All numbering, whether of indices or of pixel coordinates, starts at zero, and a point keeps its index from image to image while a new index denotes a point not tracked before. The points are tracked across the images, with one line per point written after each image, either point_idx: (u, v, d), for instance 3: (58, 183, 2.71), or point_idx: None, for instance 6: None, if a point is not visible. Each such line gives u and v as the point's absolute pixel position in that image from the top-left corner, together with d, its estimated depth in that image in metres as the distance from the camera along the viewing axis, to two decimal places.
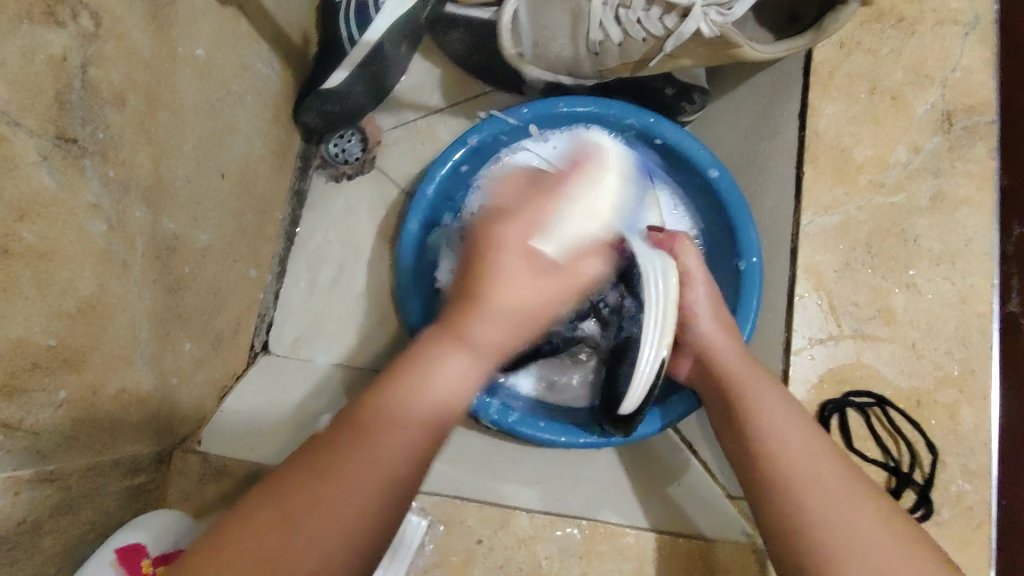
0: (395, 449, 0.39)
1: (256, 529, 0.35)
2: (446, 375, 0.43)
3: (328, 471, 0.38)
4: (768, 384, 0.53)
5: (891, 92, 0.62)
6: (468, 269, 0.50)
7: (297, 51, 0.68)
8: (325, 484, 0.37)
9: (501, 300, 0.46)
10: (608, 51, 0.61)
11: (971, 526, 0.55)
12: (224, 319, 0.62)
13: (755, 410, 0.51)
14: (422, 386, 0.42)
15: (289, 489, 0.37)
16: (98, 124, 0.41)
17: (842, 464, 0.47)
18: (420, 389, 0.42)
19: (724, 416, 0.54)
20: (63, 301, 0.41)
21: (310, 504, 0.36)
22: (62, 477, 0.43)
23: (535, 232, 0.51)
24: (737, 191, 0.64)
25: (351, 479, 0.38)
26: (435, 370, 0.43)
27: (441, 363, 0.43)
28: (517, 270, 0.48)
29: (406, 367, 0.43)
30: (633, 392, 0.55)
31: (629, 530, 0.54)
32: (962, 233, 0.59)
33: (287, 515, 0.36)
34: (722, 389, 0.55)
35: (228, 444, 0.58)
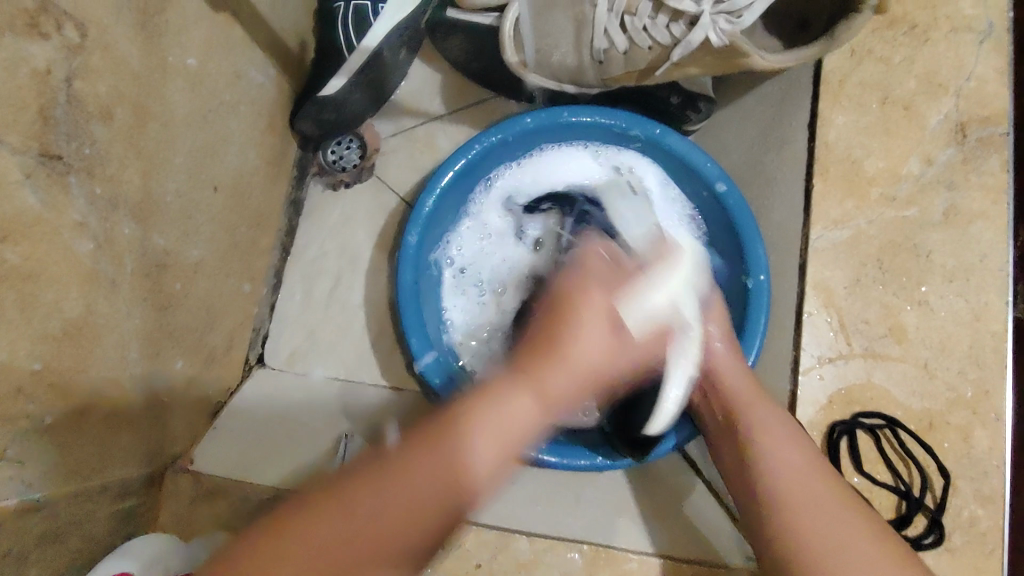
0: (425, 477, 0.37)
1: (303, 525, 0.35)
2: (519, 417, 0.41)
3: (390, 475, 0.37)
4: (767, 407, 0.53)
5: (904, 101, 0.60)
6: (546, 317, 0.50)
7: (293, 57, 0.67)
8: (380, 491, 0.37)
9: (580, 355, 0.45)
10: (613, 60, 0.59)
11: (984, 551, 0.53)
12: (217, 334, 0.61)
13: (755, 434, 0.52)
14: (495, 410, 0.40)
15: (341, 489, 0.37)
16: (84, 140, 0.40)
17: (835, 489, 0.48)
18: (488, 408, 0.40)
19: (726, 439, 0.55)
20: (48, 323, 0.39)
21: (364, 507, 0.36)
22: (48, 506, 0.41)
23: (622, 289, 0.49)
24: (744, 206, 0.63)
25: (409, 487, 0.37)
26: (509, 407, 0.41)
27: (513, 401, 0.41)
28: (599, 325, 0.47)
29: (476, 404, 0.40)
30: (658, 419, 0.54)
31: (632, 555, 0.53)
32: (976, 248, 0.58)
33: (309, 529, 0.35)
34: (721, 412, 0.56)
35: (221, 462, 0.56)
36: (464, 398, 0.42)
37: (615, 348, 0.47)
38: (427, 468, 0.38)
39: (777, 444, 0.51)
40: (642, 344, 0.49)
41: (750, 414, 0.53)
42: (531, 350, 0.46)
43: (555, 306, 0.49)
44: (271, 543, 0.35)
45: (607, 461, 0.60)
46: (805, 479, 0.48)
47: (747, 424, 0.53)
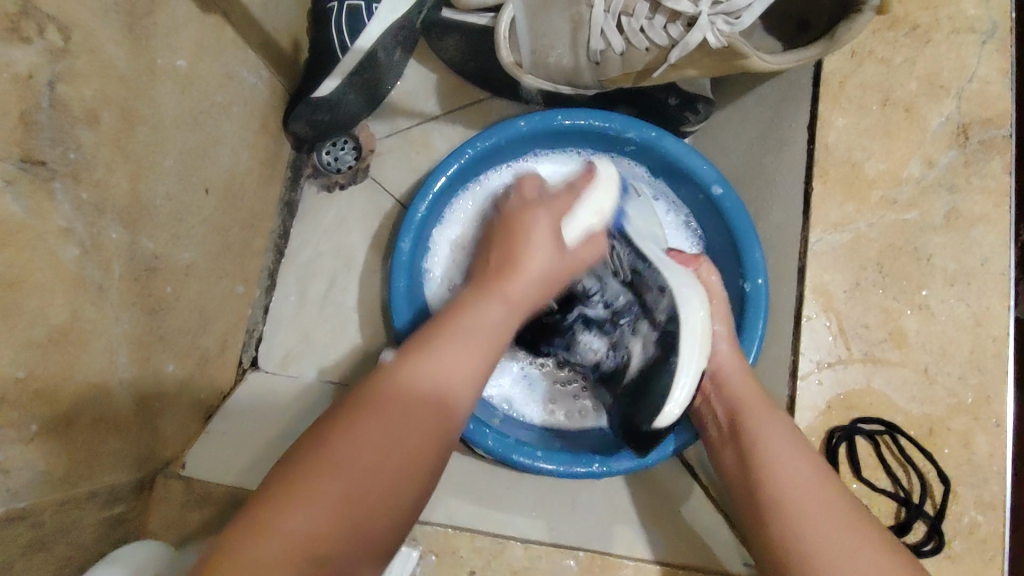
0: (404, 424, 0.42)
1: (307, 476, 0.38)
2: (490, 319, 0.48)
3: (366, 414, 0.41)
4: (772, 412, 0.53)
5: (905, 103, 0.59)
6: (499, 246, 0.54)
7: (287, 57, 0.66)
8: (372, 434, 0.40)
9: (532, 269, 0.52)
10: (609, 61, 0.59)
11: (985, 559, 0.52)
12: (210, 338, 0.60)
13: (760, 439, 0.51)
14: (465, 324, 0.47)
15: (332, 435, 0.40)
16: (69, 144, 0.39)
17: (840, 497, 0.47)
18: (461, 330, 0.47)
19: (731, 448, 0.54)
20: (32, 330, 0.38)
21: (360, 444, 0.40)
22: (33, 515, 0.41)
23: (563, 214, 0.56)
24: (741, 209, 0.62)
25: (395, 421, 0.42)
26: (479, 313, 0.48)
27: (481, 311, 0.49)
28: (545, 245, 0.53)
29: (439, 340, 0.46)
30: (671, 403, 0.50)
31: (627, 560, 0.52)
32: (977, 252, 0.57)
33: (313, 478, 0.38)
34: (726, 414, 0.55)
35: (213, 466, 0.56)
36: (434, 330, 0.47)
37: (559, 259, 0.53)
38: (404, 402, 0.43)
39: (780, 456, 0.50)
40: (579, 256, 0.56)
41: (756, 424, 0.52)
42: (490, 270, 0.53)
43: (507, 232, 0.55)
44: (284, 496, 0.37)
45: (602, 468, 0.59)
46: (812, 486, 0.48)
47: (752, 429, 0.52)
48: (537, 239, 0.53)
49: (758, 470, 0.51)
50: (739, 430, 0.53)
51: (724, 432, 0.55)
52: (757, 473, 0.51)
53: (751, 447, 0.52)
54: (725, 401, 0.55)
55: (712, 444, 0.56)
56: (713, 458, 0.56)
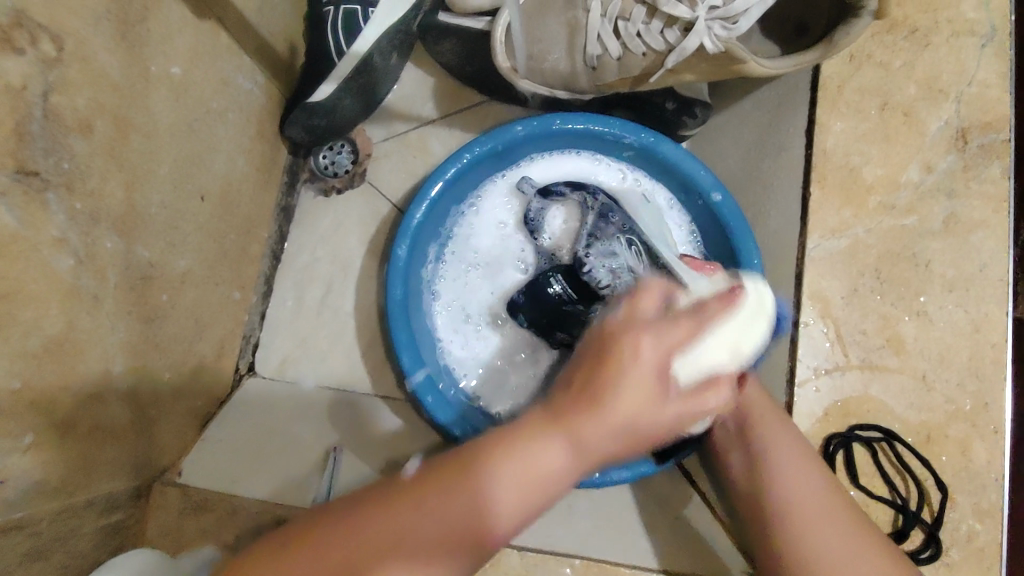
0: (446, 515, 0.37)
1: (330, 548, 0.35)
2: (548, 466, 0.37)
3: (407, 507, 0.37)
4: (775, 417, 0.52)
5: (903, 107, 0.59)
6: (580, 357, 0.40)
7: (283, 62, 0.66)
8: (407, 527, 0.36)
9: (619, 411, 0.36)
10: (606, 67, 0.58)
11: (982, 567, 0.52)
12: (207, 344, 0.60)
13: (762, 449, 0.51)
14: (518, 464, 0.37)
15: (374, 514, 0.37)
16: (63, 154, 0.39)
17: (842, 510, 0.47)
18: (514, 461, 0.37)
19: (737, 455, 0.54)
20: (27, 342, 0.38)
21: (395, 529, 0.36)
22: (31, 524, 0.41)
23: (674, 352, 0.37)
24: (739, 215, 0.62)
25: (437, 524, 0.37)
26: (537, 457, 0.37)
27: (543, 449, 0.37)
28: (639, 387, 0.36)
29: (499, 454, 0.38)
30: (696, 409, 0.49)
31: (624, 569, 0.52)
32: (976, 258, 0.57)
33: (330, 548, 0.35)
34: (731, 422, 0.55)
35: (210, 475, 0.55)
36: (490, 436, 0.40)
37: (642, 410, 0.36)
38: (449, 516, 0.37)
39: (782, 462, 0.50)
40: (694, 404, 0.38)
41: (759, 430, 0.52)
42: (566, 393, 0.38)
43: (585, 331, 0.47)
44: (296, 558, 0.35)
45: (600, 476, 0.59)
46: (814, 502, 0.48)
47: (757, 439, 0.52)
48: (643, 350, 0.37)
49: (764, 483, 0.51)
50: (745, 439, 0.53)
51: (731, 438, 0.55)
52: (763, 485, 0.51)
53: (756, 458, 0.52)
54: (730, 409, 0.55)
55: (720, 450, 0.57)
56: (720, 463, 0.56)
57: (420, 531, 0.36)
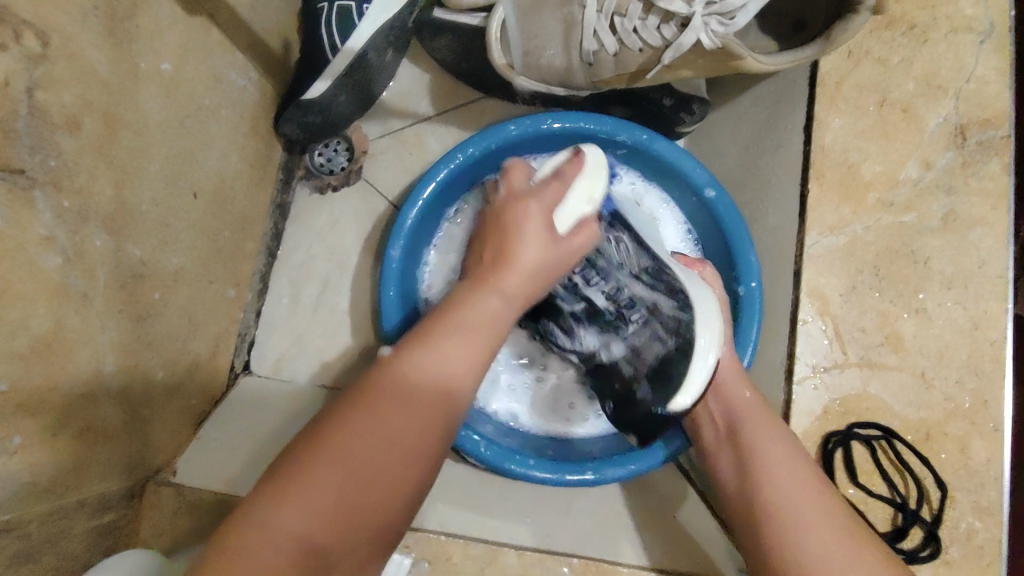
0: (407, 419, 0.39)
1: (308, 464, 0.36)
2: (482, 315, 0.45)
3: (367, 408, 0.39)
4: (767, 420, 0.52)
5: (902, 103, 0.59)
6: (489, 242, 0.52)
7: (277, 58, 0.65)
8: (380, 412, 0.39)
9: (524, 259, 0.49)
10: (603, 62, 0.58)
11: (981, 565, 0.52)
12: (200, 343, 0.59)
13: (757, 447, 0.51)
14: (462, 319, 0.45)
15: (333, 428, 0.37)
16: (49, 152, 0.38)
17: (836, 508, 0.47)
18: (463, 317, 0.45)
19: (728, 458, 0.53)
20: (14, 341, 0.38)
21: (373, 431, 0.38)
22: (20, 526, 0.40)
23: (552, 207, 0.52)
24: (735, 212, 0.62)
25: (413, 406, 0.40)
26: (477, 307, 0.45)
27: (479, 303, 0.46)
28: (534, 239, 0.49)
29: (440, 320, 0.45)
30: (693, 380, 0.49)
31: (622, 567, 0.52)
32: (975, 255, 0.56)
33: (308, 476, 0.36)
34: (723, 423, 0.55)
35: (205, 475, 0.55)
36: (432, 323, 0.45)
37: (546, 259, 0.50)
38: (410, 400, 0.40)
39: (774, 464, 0.49)
40: (573, 244, 0.52)
41: (752, 434, 0.52)
42: (481, 269, 0.50)
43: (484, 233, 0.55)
44: (274, 493, 0.35)
45: (597, 476, 0.58)
46: (808, 497, 0.47)
47: (751, 437, 0.52)
48: (528, 211, 0.51)
49: (755, 478, 0.50)
50: (737, 438, 0.53)
51: (722, 443, 0.54)
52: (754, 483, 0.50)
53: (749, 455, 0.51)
54: (721, 409, 0.55)
55: (706, 454, 0.56)
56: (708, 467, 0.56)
57: (393, 426, 0.39)
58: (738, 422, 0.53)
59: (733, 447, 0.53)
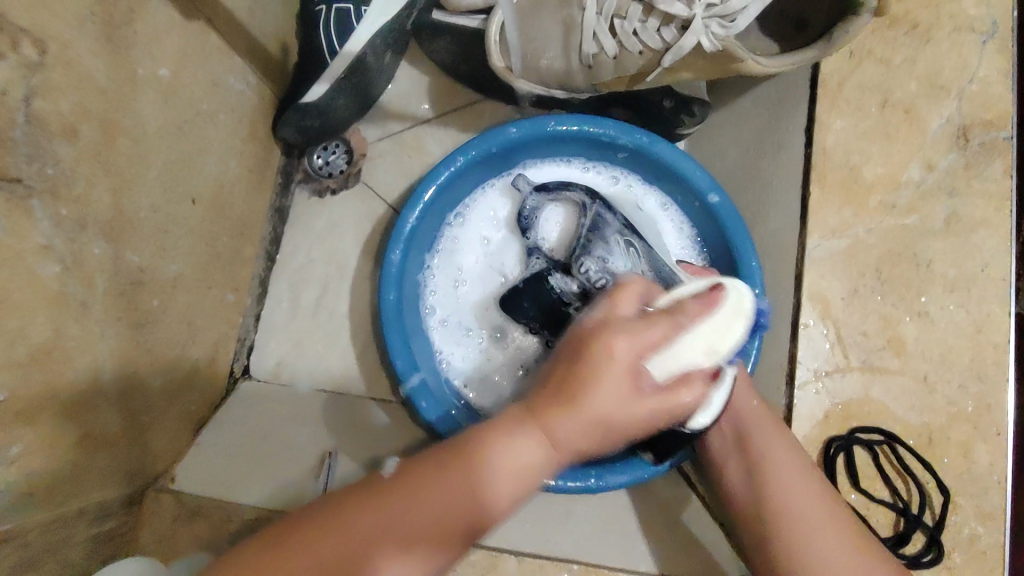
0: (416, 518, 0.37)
1: (313, 543, 0.36)
2: (523, 461, 0.37)
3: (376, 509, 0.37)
4: (774, 423, 0.52)
5: (904, 105, 0.58)
6: (562, 349, 0.39)
7: (276, 61, 0.65)
8: (397, 508, 0.37)
9: (596, 406, 0.35)
10: (602, 65, 0.57)
11: (985, 570, 0.52)
12: (200, 348, 0.59)
13: (763, 456, 0.51)
14: (495, 460, 0.37)
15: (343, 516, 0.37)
16: (46, 160, 0.38)
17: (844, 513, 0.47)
18: (493, 457, 0.37)
19: (735, 463, 0.54)
20: (12, 351, 0.38)
21: (378, 533, 0.36)
22: (18, 535, 0.40)
23: (654, 339, 0.36)
24: (737, 216, 0.61)
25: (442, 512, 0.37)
26: (513, 449, 0.36)
27: (517, 442, 0.37)
28: (614, 399, 0.35)
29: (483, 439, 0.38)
30: (712, 408, 0.43)
31: (622, 573, 0.51)
32: (978, 257, 0.56)
33: (309, 550, 0.35)
34: (730, 429, 0.54)
35: (205, 482, 0.55)
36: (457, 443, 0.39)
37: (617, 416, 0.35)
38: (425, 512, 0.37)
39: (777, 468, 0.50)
40: (669, 398, 0.36)
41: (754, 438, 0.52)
42: (538, 398, 0.37)
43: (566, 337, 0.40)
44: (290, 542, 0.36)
45: (598, 481, 0.59)
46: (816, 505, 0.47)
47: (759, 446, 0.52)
48: (618, 337, 0.36)
49: (766, 488, 0.51)
50: (742, 444, 0.53)
51: (730, 449, 0.55)
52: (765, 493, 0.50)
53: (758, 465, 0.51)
54: (727, 414, 0.55)
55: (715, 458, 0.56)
56: (716, 472, 0.56)
57: (404, 530, 0.37)
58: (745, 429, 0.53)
59: (742, 454, 0.53)
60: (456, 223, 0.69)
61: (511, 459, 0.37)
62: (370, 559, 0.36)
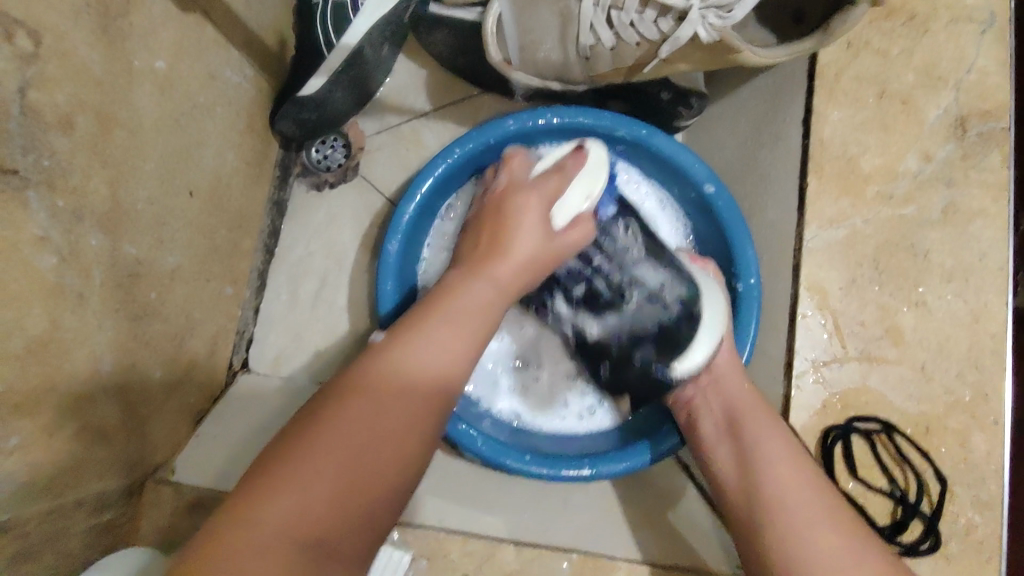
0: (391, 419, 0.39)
1: (295, 453, 0.36)
2: (479, 299, 0.47)
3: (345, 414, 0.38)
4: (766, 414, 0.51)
5: (901, 96, 0.58)
6: (487, 227, 0.54)
7: (273, 54, 0.65)
8: (371, 407, 0.39)
9: (521, 251, 0.51)
10: (600, 56, 0.57)
11: (981, 558, 0.52)
12: (198, 341, 0.59)
13: (757, 442, 0.50)
14: (457, 305, 0.46)
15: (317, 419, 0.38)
16: (42, 151, 0.38)
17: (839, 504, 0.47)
18: (455, 305, 0.46)
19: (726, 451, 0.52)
20: (9, 343, 0.38)
21: (357, 431, 0.38)
22: (16, 526, 0.40)
23: (551, 201, 0.54)
24: (734, 207, 0.61)
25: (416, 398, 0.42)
26: (467, 297, 0.47)
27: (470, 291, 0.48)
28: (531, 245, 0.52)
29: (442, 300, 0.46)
30: (696, 353, 0.54)
31: (621, 563, 0.52)
32: (975, 248, 0.56)
33: (297, 459, 0.36)
34: (721, 417, 0.53)
35: (205, 473, 0.56)
36: (423, 310, 0.46)
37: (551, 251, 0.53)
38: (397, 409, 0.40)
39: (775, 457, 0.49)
40: (572, 238, 0.55)
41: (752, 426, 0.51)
42: (479, 252, 0.52)
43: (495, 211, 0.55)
44: (261, 487, 0.35)
45: (595, 471, 0.58)
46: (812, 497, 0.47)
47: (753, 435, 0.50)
48: (529, 206, 0.53)
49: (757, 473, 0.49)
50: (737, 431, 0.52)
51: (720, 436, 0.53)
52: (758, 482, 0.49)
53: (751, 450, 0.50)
54: (718, 402, 0.54)
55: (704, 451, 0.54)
56: (705, 464, 0.54)
57: (384, 427, 0.39)
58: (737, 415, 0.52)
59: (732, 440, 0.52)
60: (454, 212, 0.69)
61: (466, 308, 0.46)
62: (364, 459, 0.37)
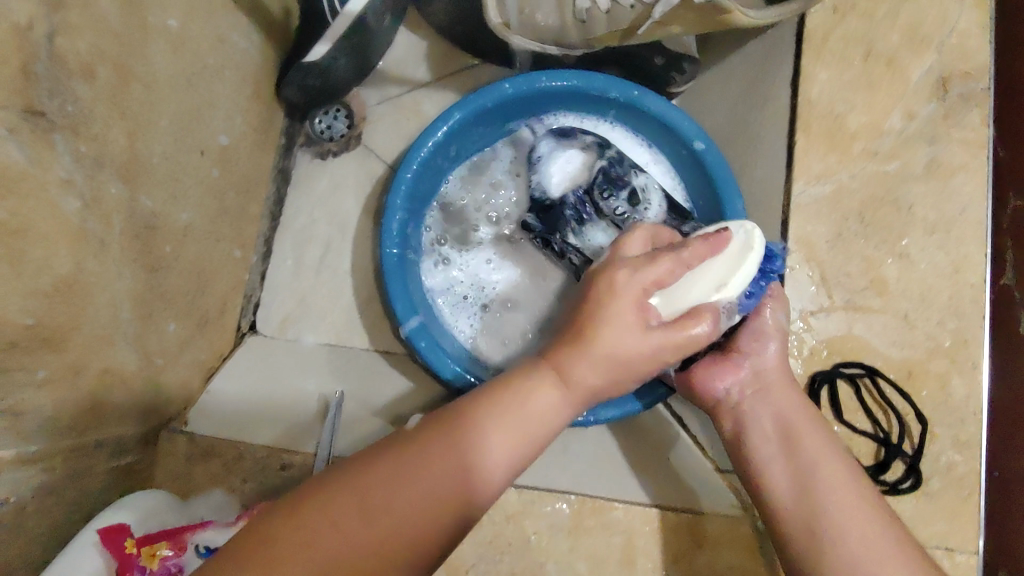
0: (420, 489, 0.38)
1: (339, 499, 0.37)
2: (544, 409, 0.43)
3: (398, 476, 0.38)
4: (817, 423, 0.51)
5: (886, 57, 0.61)
6: (580, 313, 0.45)
7: (277, 23, 0.67)
8: (417, 466, 0.39)
9: (606, 344, 0.43)
10: (595, 19, 0.59)
11: (961, 495, 0.55)
12: (210, 298, 0.62)
13: (812, 450, 0.49)
14: (522, 407, 0.43)
15: (376, 465, 0.39)
16: (67, 97, 0.40)
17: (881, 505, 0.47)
18: (519, 406, 0.43)
19: (768, 460, 0.51)
20: (39, 279, 0.40)
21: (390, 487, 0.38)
22: (44, 459, 0.43)
23: (655, 282, 0.44)
24: (723, 163, 0.64)
25: (465, 463, 0.40)
26: (532, 397, 0.43)
27: (535, 387, 0.44)
28: (625, 316, 0.43)
29: (508, 391, 0.43)
30: (740, 305, 0.52)
31: (617, 503, 0.55)
32: (956, 202, 0.58)
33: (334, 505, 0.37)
34: (772, 429, 0.51)
35: (215, 424, 0.58)
36: (484, 394, 0.43)
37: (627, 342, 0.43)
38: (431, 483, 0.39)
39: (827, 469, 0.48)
40: (677, 328, 0.43)
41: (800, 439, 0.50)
42: (563, 339, 0.45)
43: (585, 299, 0.46)
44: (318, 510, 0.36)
45: (591, 417, 0.60)
46: (857, 501, 0.46)
47: (807, 446, 0.49)
48: (621, 288, 0.44)
49: (812, 484, 0.48)
50: (791, 442, 0.50)
51: (761, 451, 0.51)
52: (819, 496, 0.47)
53: (807, 464, 0.49)
54: (768, 413, 0.52)
55: (748, 462, 0.52)
56: (749, 473, 0.51)
57: (421, 490, 0.38)
58: (792, 426, 0.51)
59: (787, 453, 0.50)
60: (461, 176, 0.72)
61: (522, 410, 0.43)
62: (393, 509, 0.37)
